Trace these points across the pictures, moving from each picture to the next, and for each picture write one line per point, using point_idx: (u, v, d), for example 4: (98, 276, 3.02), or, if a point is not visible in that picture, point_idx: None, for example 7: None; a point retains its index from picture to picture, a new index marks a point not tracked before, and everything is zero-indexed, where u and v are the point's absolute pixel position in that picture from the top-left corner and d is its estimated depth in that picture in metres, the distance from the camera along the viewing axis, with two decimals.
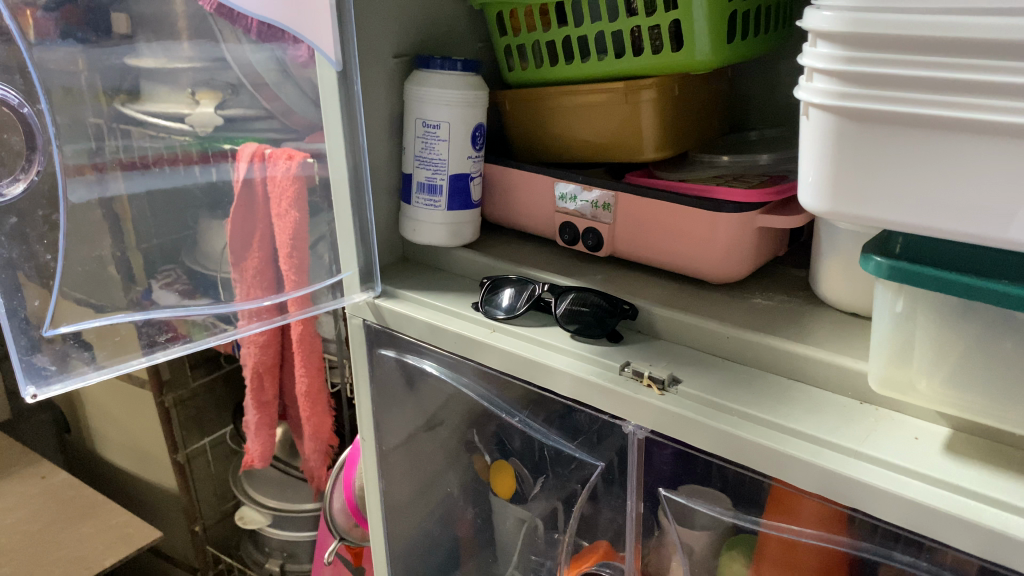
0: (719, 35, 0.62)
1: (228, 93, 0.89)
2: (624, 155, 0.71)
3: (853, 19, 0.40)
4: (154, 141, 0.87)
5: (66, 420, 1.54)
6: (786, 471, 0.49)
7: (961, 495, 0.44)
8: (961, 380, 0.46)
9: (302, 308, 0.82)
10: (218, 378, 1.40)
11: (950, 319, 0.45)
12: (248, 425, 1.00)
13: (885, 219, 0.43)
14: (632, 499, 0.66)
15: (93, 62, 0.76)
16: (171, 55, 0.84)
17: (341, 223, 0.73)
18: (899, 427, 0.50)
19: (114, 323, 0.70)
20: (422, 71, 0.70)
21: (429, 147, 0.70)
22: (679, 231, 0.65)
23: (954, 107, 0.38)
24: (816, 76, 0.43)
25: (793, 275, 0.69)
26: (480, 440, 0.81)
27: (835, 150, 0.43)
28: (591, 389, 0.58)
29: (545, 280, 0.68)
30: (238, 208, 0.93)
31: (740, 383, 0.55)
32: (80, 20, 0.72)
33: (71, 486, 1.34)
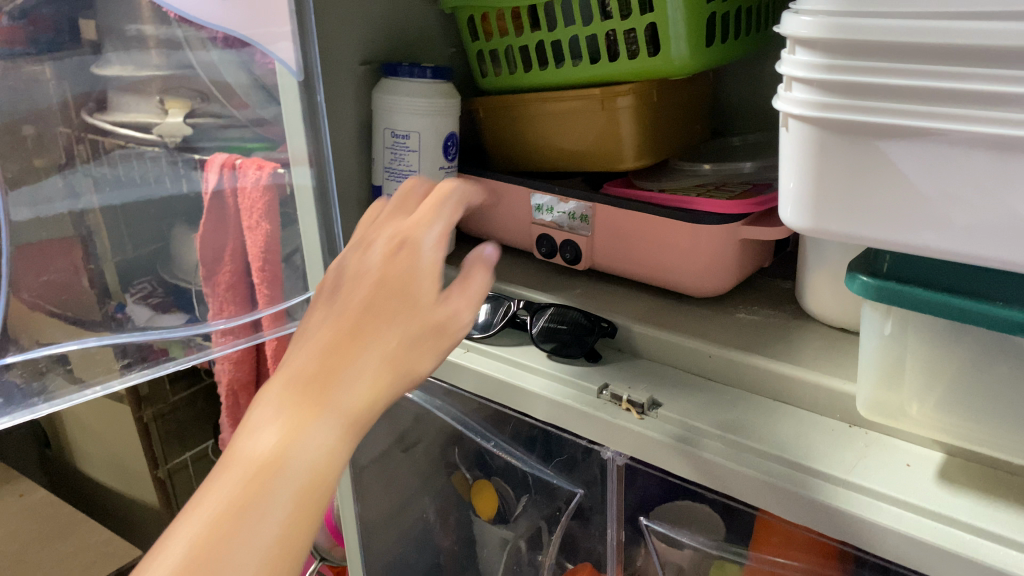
0: (697, 38, 0.59)
1: (199, 101, 0.75)
2: (601, 163, 0.68)
3: (833, 25, 0.37)
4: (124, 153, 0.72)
5: (45, 436, 1.51)
6: (772, 501, 0.47)
7: (956, 527, 0.41)
8: (954, 404, 0.43)
9: (274, 325, 0.79)
10: (199, 391, 1.37)
11: (941, 340, 0.42)
12: (224, 442, 0.97)
13: (869, 237, 0.40)
14: (613, 527, 0.64)
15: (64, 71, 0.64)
16: (137, 64, 0.69)
17: (310, 238, 0.70)
18: (890, 452, 0.47)
19: (86, 346, 0.66)
20: (390, 78, 0.67)
21: (398, 158, 0.68)
22: (659, 243, 0.62)
23: (941, 118, 0.35)
24: (795, 85, 0.40)
25: (779, 287, 0.66)
26: (458, 458, 0.79)
27: (816, 164, 0.40)
28: (567, 412, 0.55)
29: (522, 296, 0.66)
30: (210, 219, 0.82)
31: (723, 405, 0.53)
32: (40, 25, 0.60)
33: (49, 504, 1.30)
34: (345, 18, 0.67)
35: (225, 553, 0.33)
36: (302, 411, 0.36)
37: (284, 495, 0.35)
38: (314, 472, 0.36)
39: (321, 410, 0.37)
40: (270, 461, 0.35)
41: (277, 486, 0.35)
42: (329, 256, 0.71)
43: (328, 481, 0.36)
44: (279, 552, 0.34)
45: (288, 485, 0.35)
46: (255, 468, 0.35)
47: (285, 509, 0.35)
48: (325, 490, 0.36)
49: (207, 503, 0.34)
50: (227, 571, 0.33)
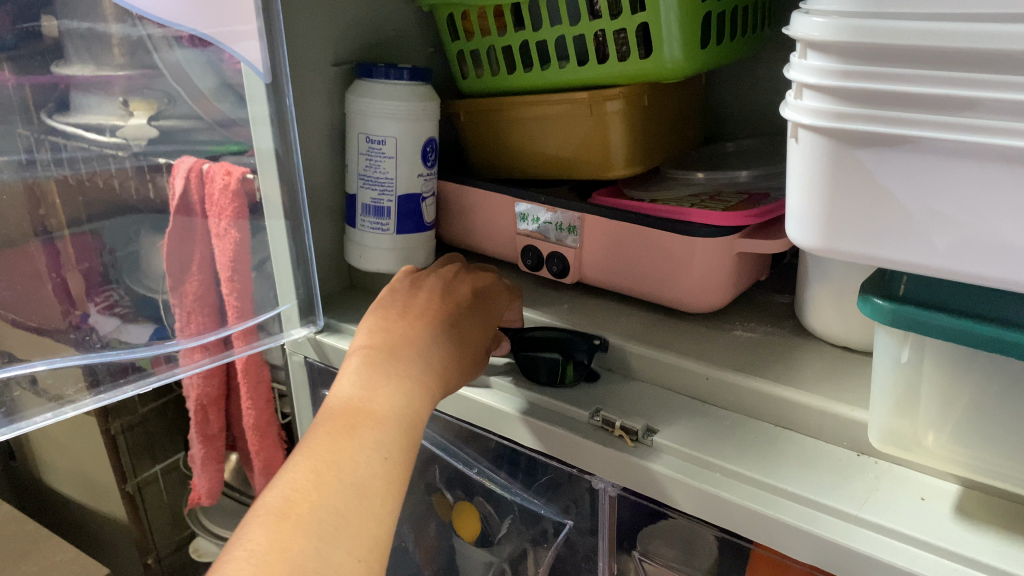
0: (691, 39, 0.56)
1: (165, 102, 0.70)
2: (589, 171, 0.65)
3: (850, 26, 0.33)
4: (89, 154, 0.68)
5: (11, 448, 1.46)
6: (776, 538, 0.43)
7: (977, 570, 0.38)
8: (975, 436, 0.40)
9: (247, 342, 0.74)
10: (170, 401, 1.33)
11: (959, 367, 0.39)
12: (194, 460, 0.93)
13: (888, 258, 0.37)
14: (605, 560, 0.61)
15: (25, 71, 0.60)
16: (100, 63, 0.65)
17: (280, 248, 0.66)
18: (902, 484, 0.44)
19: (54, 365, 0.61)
20: (364, 80, 0.63)
21: (373, 165, 0.64)
22: (651, 256, 0.59)
23: (967, 130, 0.32)
24: (806, 92, 0.37)
25: (777, 301, 0.63)
26: (439, 478, 0.75)
27: (829, 178, 0.37)
28: (556, 439, 0.52)
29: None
30: (177, 227, 0.75)
31: (723, 432, 0.49)
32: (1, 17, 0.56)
33: (13, 520, 1.25)
34: (317, 17, 0.63)
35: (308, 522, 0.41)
36: (363, 412, 0.47)
37: (367, 466, 0.45)
38: (393, 447, 0.46)
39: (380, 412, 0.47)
40: (351, 436, 0.46)
41: (360, 459, 0.45)
42: (301, 269, 0.67)
43: (400, 459, 0.46)
44: (367, 511, 0.43)
45: (366, 461, 0.45)
46: (339, 443, 0.45)
47: (370, 477, 0.44)
48: (397, 466, 0.46)
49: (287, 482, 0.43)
50: (312, 535, 0.41)
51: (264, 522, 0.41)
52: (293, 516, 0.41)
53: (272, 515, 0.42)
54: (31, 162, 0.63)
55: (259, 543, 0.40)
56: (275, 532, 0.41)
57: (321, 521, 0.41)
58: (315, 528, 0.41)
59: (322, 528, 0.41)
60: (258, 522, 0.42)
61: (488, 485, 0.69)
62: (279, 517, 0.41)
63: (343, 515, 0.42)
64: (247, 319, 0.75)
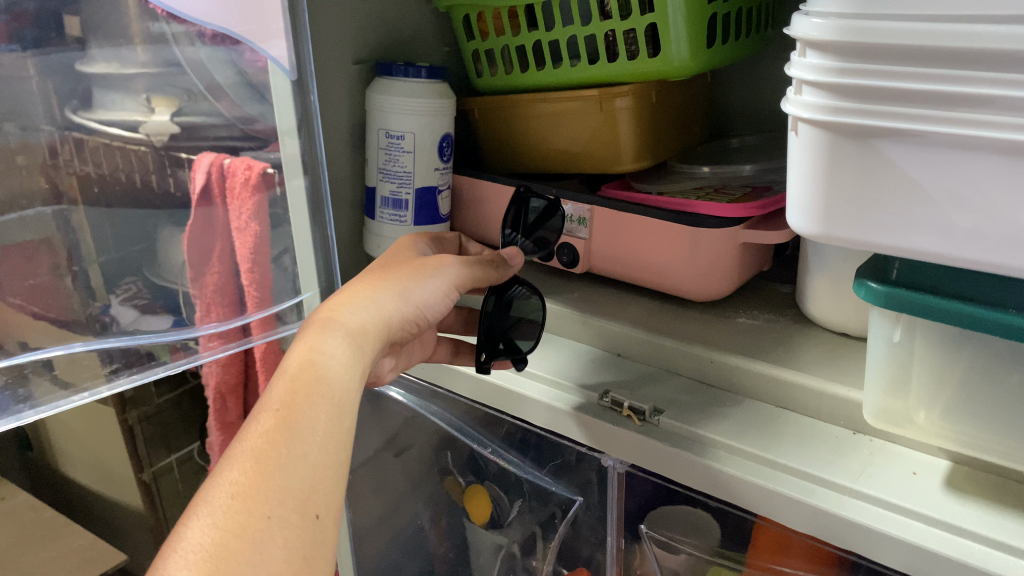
0: (698, 39, 0.58)
1: (185, 100, 0.72)
2: (599, 165, 0.67)
3: (846, 27, 0.36)
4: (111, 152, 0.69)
5: (29, 439, 1.49)
6: (776, 510, 0.46)
7: (963, 536, 0.41)
8: (963, 412, 0.43)
9: (265, 329, 0.78)
10: (185, 392, 1.36)
11: (948, 347, 0.42)
12: (212, 447, 0.95)
13: (880, 243, 0.39)
14: (613, 535, 0.63)
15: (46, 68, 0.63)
16: (123, 61, 0.67)
17: (301, 239, 0.69)
18: (895, 460, 0.47)
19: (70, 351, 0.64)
20: (384, 78, 0.65)
21: (392, 159, 0.66)
22: (658, 246, 0.61)
23: (953, 123, 0.35)
24: (805, 88, 0.40)
25: (779, 291, 0.66)
26: (452, 462, 0.78)
27: (826, 169, 0.40)
28: (567, 419, 0.55)
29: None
30: (198, 219, 0.78)
31: (726, 412, 0.52)
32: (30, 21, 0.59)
33: (32, 507, 1.27)
34: (338, 18, 0.66)
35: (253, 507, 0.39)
36: (313, 371, 0.45)
37: (321, 432, 0.43)
38: (341, 411, 0.45)
39: (327, 371, 0.45)
40: (301, 400, 0.44)
41: (314, 425, 0.43)
42: (321, 259, 0.70)
43: (347, 425, 0.45)
44: (324, 481, 0.42)
45: (320, 427, 0.43)
46: (294, 405, 0.43)
47: (324, 446, 0.43)
48: (342, 430, 0.44)
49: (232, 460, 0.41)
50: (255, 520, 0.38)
51: (221, 497, 0.39)
52: (257, 488, 0.39)
53: (231, 489, 0.39)
54: (55, 161, 0.66)
55: (224, 520, 0.38)
56: (238, 510, 0.38)
57: (282, 493, 0.40)
58: (278, 502, 0.39)
59: (285, 503, 0.39)
60: (221, 498, 0.39)
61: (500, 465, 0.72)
62: (242, 490, 0.39)
63: (302, 485, 0.41)
64: (266, 309, 0.78)
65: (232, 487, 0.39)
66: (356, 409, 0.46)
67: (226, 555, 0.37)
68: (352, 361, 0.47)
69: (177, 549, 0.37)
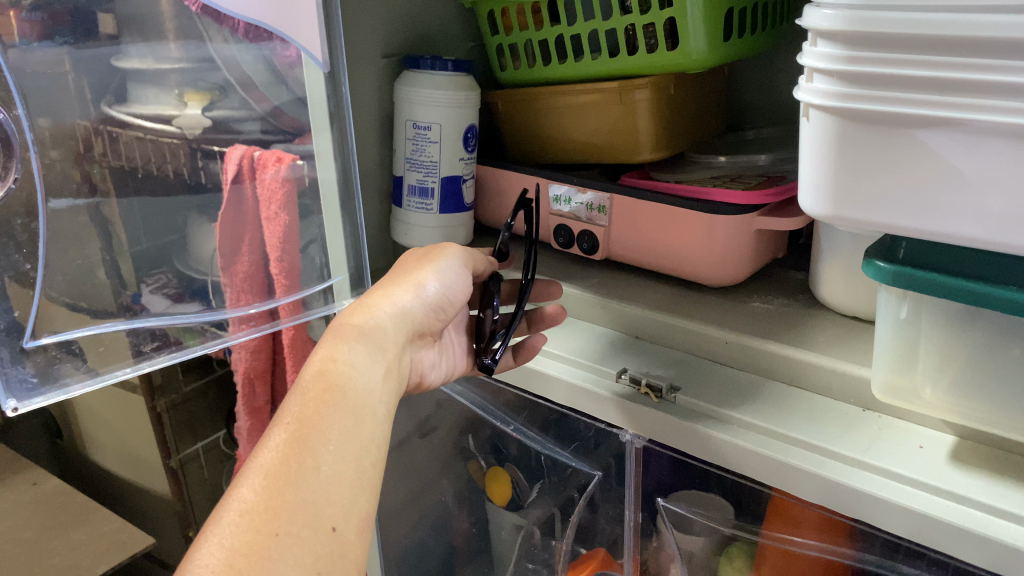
0: (715, 33, 0.60)
1: (218, 94, 0.77)
2: (618, 156, 0.70)
3: (854, 17, 0.38)
4: (143, 144, 0.73)
5: (59, 426, 1.52)
6: (787, 481, 0.48)
7: (967, 505, 0.43)
8: (968, 387, 0.44)
9: (292, 315, 0.80)
10: (211, 382, 1.39)
11: (953, 323, 0.44)
12: (239, 432, 0.98)
13: (886, 223, 0.42)
14: (631, 508, 0.64)
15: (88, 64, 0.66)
16: (157, 57, 0.72)
17: (331, 225, 0.72)
18: (903, 435, 0.48)
19: (99, 333, 0.65)
20: (412, 71, 0.68)
21: (419, 149, 0.69)
22: (675, 233, 0.64)
23: (956, 107, 0.37)
24: (817, 76, 0.42)
25: (793, 278, 0.68)
26: (474, 445, 0.80)
27: (837, 152, 0.42)
28: (587, 396, 0.57)
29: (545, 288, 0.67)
30: (228, 209, 0.79)
31: (740, 391, 0.54)
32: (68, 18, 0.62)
33: (64, 492, 1.29)
34: (367, 13, 0.69)
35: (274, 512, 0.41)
36: (327, 379, 0.48)
37: (335, 442, 0.45)
38: (357, 420, 0.47)
39: (340, 377, 0.48)
40: (315, 411, 0.46)
41: (327, 435, 0.45)
42: (351, 246, 0.72)
43: (364, 435, 0.47)
44: (339, 490, 0.44)
45: (333, 437, 0.45)
46: (307, 417, 0.45)
47: (338, 455, 0.45)
48: (360, 439, 0.47)
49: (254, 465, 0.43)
50: (276, 524, 0.41)
51: (235, 514, 0.41)
52: (269, 504, 0.41)
53: (243, 507, 0.41)
54: (89, 153, 0.68)
55: (237, 537, 0.40)
56: (250, 526, 0.40)
57: (294, 510, 0.42)
58: (289, 516, 0.41)
59: (296, 517, 0.41)
60: (234, 517, 0.41)
61: (522, 443, 0.74)
62: (254, 507, 0.41)
63: (314, 497, 0.43)
64: (293, 293, 0.80)
65: (244, 505, 0.41)
66: (377, 408, 0.49)
67: (242, 566, 0.39)
68: (367, 358, 0.50)
69: (194, 565, 0.39)
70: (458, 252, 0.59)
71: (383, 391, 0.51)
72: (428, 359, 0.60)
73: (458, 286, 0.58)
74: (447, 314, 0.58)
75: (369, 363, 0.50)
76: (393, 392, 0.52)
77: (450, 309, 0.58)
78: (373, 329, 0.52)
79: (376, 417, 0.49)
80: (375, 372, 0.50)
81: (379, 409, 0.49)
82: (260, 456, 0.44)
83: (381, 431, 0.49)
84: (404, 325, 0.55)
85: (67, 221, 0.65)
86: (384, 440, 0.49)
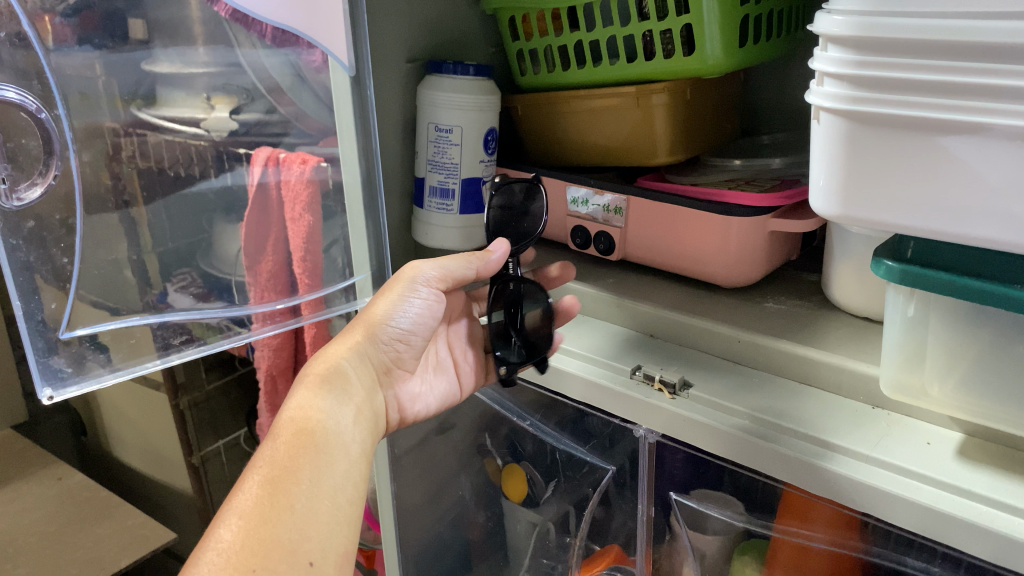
0: (731, 39, 0.62)
1: (245, 98, 0.81)
2: (636, 159, 0.71)
3: (863, 23, 0.40)
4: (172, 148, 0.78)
5: (83, 424, 1.56)
6: (797, 475, 0.49)
7: (974, 500, 0.44)
8: (975, 383, 0.45)
9: (314, 311, 0.78)
10: (232, 380, 1.42)
11: (961, 322, 0.45)
12: (261, 428, 1.00)
13: (892, 224, 0.43)
14: (644, 503, 0.67)
15: (114, 69, 0.69)
16: (186, 61, 0.76)
17: (355, 225, 0.74)
18: (912, 432, 0.50)
19: (129, 325, 0.66)
20: (434, 75, 0.70)
21: (440, 151, 0.71)
22: (690, 234, 0.65)
23: (962, 110, 0.38)
24: (827, 80, 0.43)
25: (806, 280, 0.69)
26: (491, 443, 0.82)
27: (845, 154, 0.43)
28: (602, 392, 0.59)
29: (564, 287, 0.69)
30: (253, 211, 0.83)
31: (753, 388, 0.56)
32: (97, 24, 0.64)
33: (88, 487, 1.31)
34: (391, 19, 0.71)
35: (251, 551, 0.43)
36: (297, 425, 0.51)
37: (308, 482, 0.48)
38: (329, 460, 0.50)
39: (310, 421, 0.52)
40: (288, 456, 0.49)
41: (300, 477, 0.48)
42: (374, 245, 0.74)
43: (336, 475, 0.50)
44: (314, 526, 0.46)
45: (306, 477, 0.48)
46: (279, 461, 0.48)
47: (312, 494, 0.48)
48: (332, 479, 0.50)
49: (233, 508, 0.45)
50: (255, 562, 0.43)
51: (214, 554, 0.43)
52: (246, 543, 0.43)
53: (220, 546, 0.43)
54: (118, 157, 0.70)
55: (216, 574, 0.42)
56: (229, 565, 0.42)
57: (271, 546, 0.44)
58: (267, 553, 0.43)
59: (273, 553, 0.44)
60: (213, 557, 0.43)
61: (539, 439, 0.75)
62: (231, 546, 0.43)
63: (291, 534, 0.45)
64: (315, 291, 0.79)
65: (223, 544, 0.43)
66: (348, 445, 0.53)
67: None
68: (333, 402, 0.54)
69: None
70: (424, 272, 0.61)
71: (353, 428, 0.54)
72: (406, 393, 0.64)
73: (422, 312, 0.62)
74: (411, 344, 0.63)
75: (337, 406, 0.54)
76: (367, 430, 0.56)
77: (416, 339, 0.62)
78: (335, 373, 0.56)
79: (348, 456, 0.52)
80: (342, 412, 0.54)
81: (351, 449, 0.53)
82: (238, 498, 0.46)
83: (354, 468, 0.52)
84: (363, 365, 0.59)
85: (99, 219, 0.67)
86: (358, 477, 0.52)
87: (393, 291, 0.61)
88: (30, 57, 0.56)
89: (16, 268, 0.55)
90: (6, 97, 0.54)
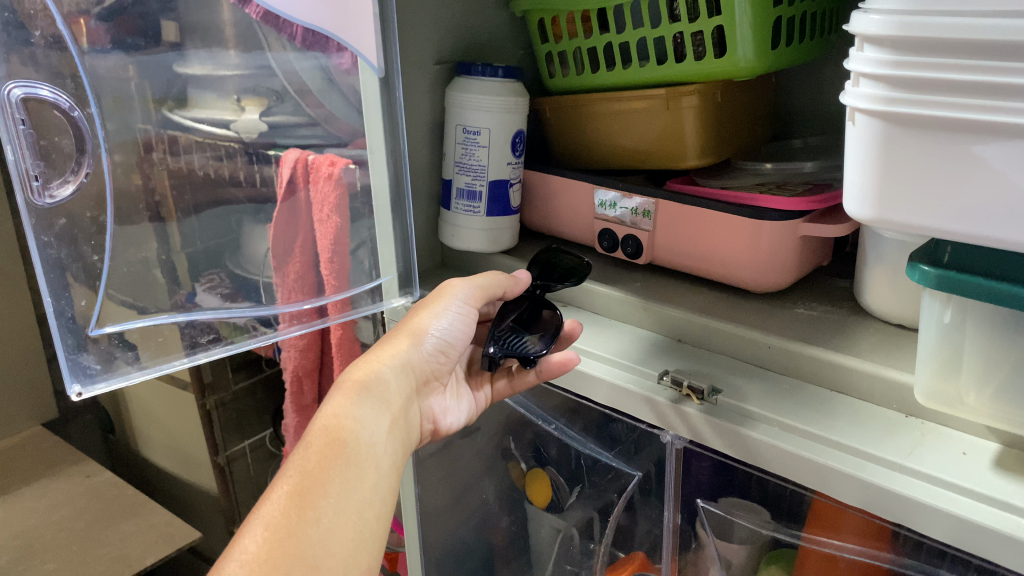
0: (763, 40, 0.61)
1: (274, 100, 0.81)
2: (665, 162, 0.71)
3: (900, 23, 0.39)
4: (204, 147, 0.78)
5: (111, 422, 1.58)
6: (826, 483, 0.48)
7: (1012, 512, 0.42)
8: (1012, 393, 0.44)
9: (340, 312, 0.77)
10: (259, 381, 1.43)
11: (1000, 329, 0.44)
12: (287, 428, 1.00)
13: (927, 228, 0.42)
14: (670, 510, 0.65)
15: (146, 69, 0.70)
16: (217, 63, 0.76)
17: (382, 226, 0.74)
18: (947, 442, 0.48)
19: (157, 324, 0.66)
20: (463, 77, 0.70)
21: (468, 153, 0.71)
22: (718, 238, 0.64)
23: (1003, 113, 0.37)
24: (863, 81, 0.42)
25: (838, 286, 0.68)
26: (515, 447, 0.81)
27: (881, 156, 0.42)
28: (628, 396, 0.58)
29: (571, 304, 0.72)
30: (280, 215, 0.85)
31: (784, 393, 0.55)
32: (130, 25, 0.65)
33: (115, 484, 1.32)
34: (421, 20, 0.71)
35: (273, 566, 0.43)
36: (329, 434, 0.51)
37: (336, 497, 0.48)
38: (358, 472, 0.50)
39: (342, 430, 0.51)
40: (317, 469, 0.49)
41: (329, 489, 0.48)
42: (401, 246, 0.75)
43: (365, 489, 0.50)
44: (339, 541, 0.46)
45: (335, 491, 0.48)
46: (309, 471, 0.48)
47: (339, 507, 0.47)
48: (362, 493, 0.49)
49: (259, 518, 0.45)
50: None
51: (237, 565, 0.43)
52: (270, 554, 0.43)
53: (244, 558, 0.43)
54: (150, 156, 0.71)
55: None
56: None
57: (292, 562, 0.43)
58: (289, 566, 0.43)
59: (295, 567, 0.43)
60: (236, 567, 0.42)
61: (563, 443, 0.75)
62: (255, 557, 0.43)
63: (315, 550, 0.45)
64: (342, 292, 0.79)
65: (246, 555, 0.43)
66: (380, 458, 0.52)
67: None
68: (367, 411, 0.54)
69: None
70: (463, 287, 0.61)
71: (386, 439, 0.54)
72: (438, 405, 0.63)
73: (461, 326, 0.61)
74: (450, 357, 0.62)
75: (372, 418, 0.53)
76: (399, 442, 0.55)
77: (453, 354, 0.62)
78: (374, 380, 0.56)
79: (379, 469, 0.52)
80: (375, 421, 0.54)
81: (383, 459, 0.52)
82: (265, 507, 0.46)
83: (385, 483, 0.52)
84: (403, 375, 0.58)
85: (128, 218, 0.67)
86: (388, 492, 0.51)
87: (435, 303, 0.61)
88: (65, 58, 0.57)
89: (47, 265, 0.56)
90: (40, 96, 0.55)
